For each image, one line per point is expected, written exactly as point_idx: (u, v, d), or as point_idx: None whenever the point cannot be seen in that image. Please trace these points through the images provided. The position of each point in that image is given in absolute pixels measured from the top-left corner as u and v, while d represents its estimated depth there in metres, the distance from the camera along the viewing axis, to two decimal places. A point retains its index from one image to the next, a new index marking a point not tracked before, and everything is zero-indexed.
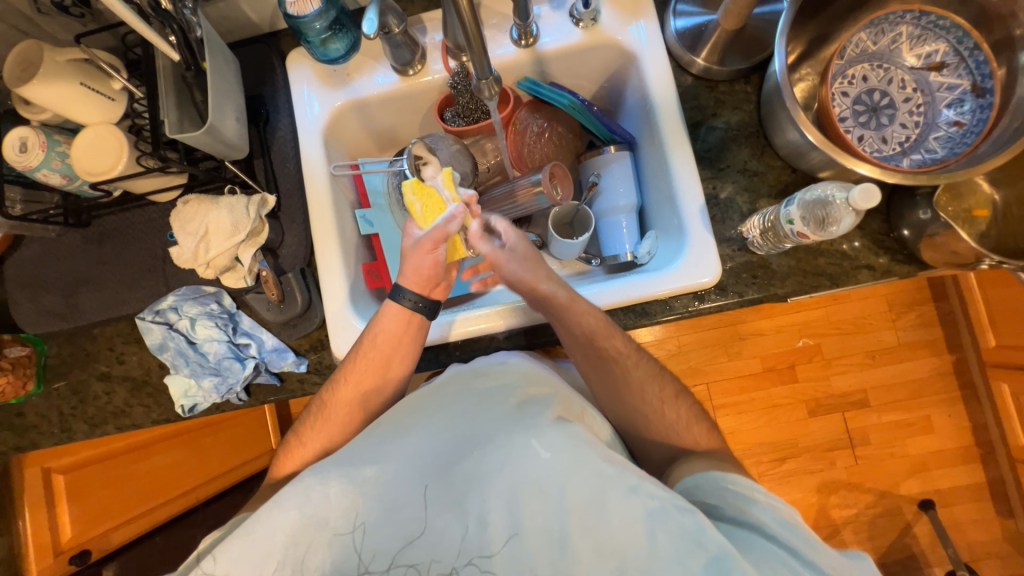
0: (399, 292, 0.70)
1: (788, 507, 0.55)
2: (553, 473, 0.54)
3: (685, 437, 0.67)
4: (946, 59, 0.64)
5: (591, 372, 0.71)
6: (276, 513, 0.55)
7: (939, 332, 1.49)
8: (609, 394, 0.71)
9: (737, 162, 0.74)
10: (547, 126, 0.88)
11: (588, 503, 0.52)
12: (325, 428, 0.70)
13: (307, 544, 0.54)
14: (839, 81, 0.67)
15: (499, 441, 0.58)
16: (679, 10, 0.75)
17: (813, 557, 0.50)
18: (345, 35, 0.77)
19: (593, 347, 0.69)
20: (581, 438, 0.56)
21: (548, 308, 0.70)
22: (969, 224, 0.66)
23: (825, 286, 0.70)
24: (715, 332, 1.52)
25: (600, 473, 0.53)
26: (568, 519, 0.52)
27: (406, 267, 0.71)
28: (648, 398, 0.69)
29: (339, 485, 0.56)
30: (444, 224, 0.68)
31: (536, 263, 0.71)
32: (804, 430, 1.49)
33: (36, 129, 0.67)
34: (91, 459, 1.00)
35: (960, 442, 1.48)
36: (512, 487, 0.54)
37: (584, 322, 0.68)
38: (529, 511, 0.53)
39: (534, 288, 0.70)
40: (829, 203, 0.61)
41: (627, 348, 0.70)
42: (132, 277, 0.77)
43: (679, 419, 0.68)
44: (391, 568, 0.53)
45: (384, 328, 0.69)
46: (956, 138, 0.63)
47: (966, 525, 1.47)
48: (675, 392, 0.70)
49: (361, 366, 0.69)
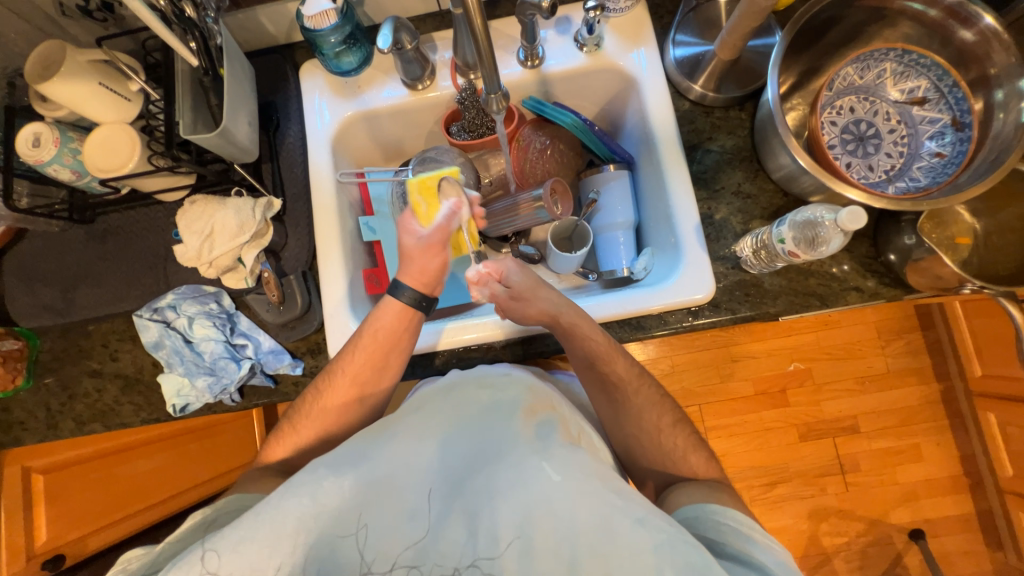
0: (400, 288, 0.71)
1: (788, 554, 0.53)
2: (563, 498, 0.54)
3: (682, 460, 0.68)
4: (927, 95, 0.68)
5: (597, 393, 0.72)
6: (288, 498, 0.53)
7: (927, 359, 1.51)
8: (613, 415, 0.72)
9: (732, 184, 0.77)
10: (549, 143, 0.91)
11: (596, 530, 0.51)
12: (321, 418, 0.70)
13: (314, 539, 0.52)
14: (828, 110, 0.71)
15: (509, 460, 0.59)
16: (678, 39, 0.79)
17: None
18: (359, 49, 0.80)
19: (597, 369, 0.70)
20: (590, 468, 0.57)
21: (556, 329, 0.71)
22: (952, 251, 0.69)
23: (815, 306, 0.72)
24: (708, 353, 1.53)
25: (608, 501, 0.53)
26: (576, 544, 0.51)
27: (410, 267, 0.71)
28: (646, 422, 0.70)
29: (352, 480, 0.55)
30: (447, 223, 0.69)
31: (534, 297, 0.70)
32: (795, 454, 1.49)
33: (51, 126, 0.68)
34: (71, 461, 0.98)
35: (949, 471, 1.49)
36: (523, 506, 0.54)
37: (589, 345, 0.69)
38: (539, 533, 0.52)
39: (542, 315, 0.70)
40: (818, 224, 0.63)
41: (627, 365, 0.71)
42: (134, 274, 0.78)
43: (678, 447, 0.69)
44: (391, 570, 0.52)
45: (383, 322, 0.70)
46: (938, 168, 0.66)
47: (956, 557, 1.46)
48: (675, 419, 0.71)
49: (359, 358, 0.69)
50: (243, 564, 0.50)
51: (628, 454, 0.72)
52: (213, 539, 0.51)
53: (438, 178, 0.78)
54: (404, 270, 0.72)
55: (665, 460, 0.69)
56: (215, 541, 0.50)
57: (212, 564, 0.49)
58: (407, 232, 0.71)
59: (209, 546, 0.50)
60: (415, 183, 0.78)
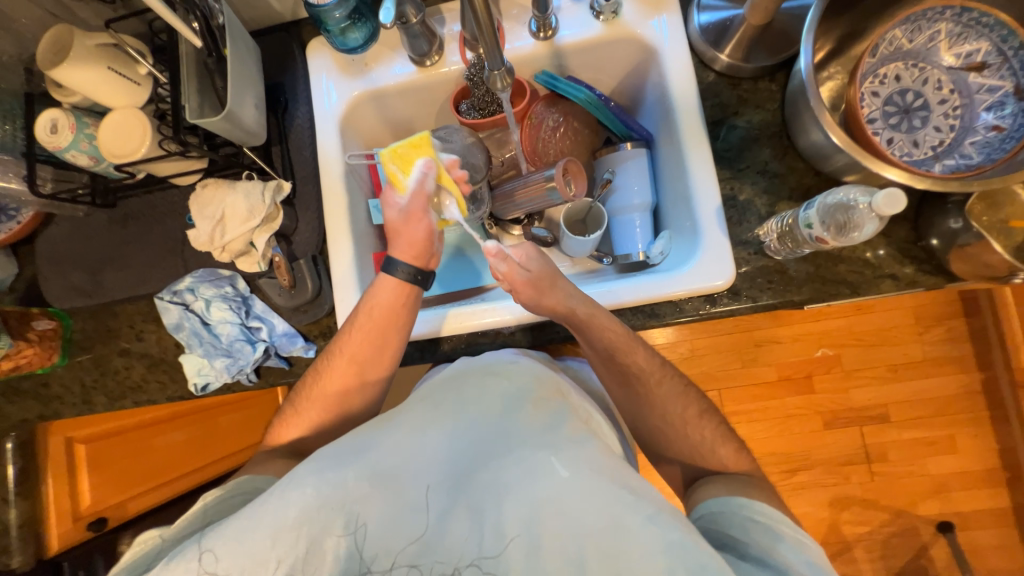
0: (395, 265, 0.72)
1: (817, 552, 0.52)
2: (570, 495, 0.53)
3: (709, 454, 0.67)
4: (988, 59, 0.60)
5: (616, 384, 0.72)
6: (289, 491, 0.55)
7: (969, 347, 1.42)
8: (631, 405, 0.71)
9: (758, 163, 0.71)
10: (563, 120, 0.87)
11: (605, 529, 0.50)
12: (324, 399, 0.72)
13: (314, 531, 0.53)
14: (870, 80, 0.64)
15: (517, 454, 0.58)
16: (703, 4, 0.73)
17: None
18: (364, 24, 0.77)
19: (615, 360, 0.69)
20: (599, 464, 0.55)
21: (572, 322, 0.69)
22: (1005, 237, 0.61)
23: (844, 295, 0.68)
24: (730, 337, 1.48)
25: (617, 498, 0.52)
26: (584, 542, 0.50)
27: (401, 242, 0.73)
28: (669, 412, 0.69)
29: (353, 472, 0.56)
30: (421, 186, 0.69)
31: (549, 286, 0.68)
32: (818, 442, 1.45)
33: (67, 111, 0.69)
34: (112, 432, 1.05)
35: (986, 464, 1.42)
36: (530, 503, 0.54)
37: (606, 336, 0.68)
38: (546, 529, 0.52)
39: (552, 308, 0.68)
40: (851, 208, 0.58)
41: (649, 359, 0.70)
42: (153, 257, 0.80)
43: (705, 439, 0.68)
44: (392, 568, 0.53)
45: (378, 298, 0.70)
46: (994, 143, 0.59)
47: (987, 552, 1.41)
48: (701, 411, 0.70)
49: (355, 336, 0.70)
50: (246, 558, 0.51)
51: (654, 442, 0.72)
52: (207, 540, 0.52)
53: (407, 145, 0.70)
54: (395, 245, 0.74)
55: (689, 450, 0.68)
56: (212, 542, 0.52)
57: (210, 563, 0.51)
58: (390, 205, 0.73)
59: (207, 546, 0.51)
60: (386, 153, 0.71)
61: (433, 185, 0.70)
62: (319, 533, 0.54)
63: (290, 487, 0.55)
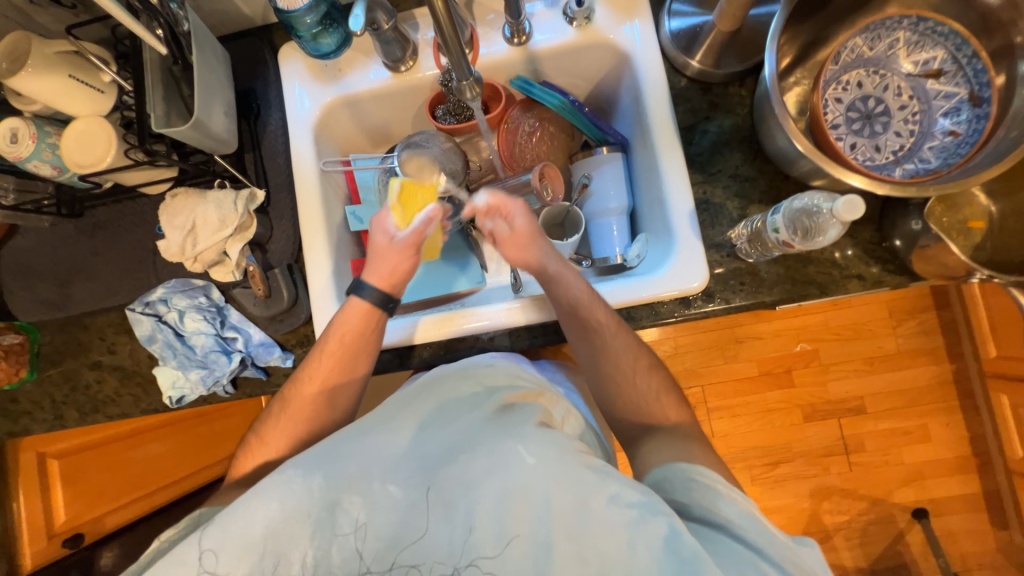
0: (365, 288, 0.71)
1: (751, 499, 0.54)
2: (538, 481, 0.54)
3: (655, 407, 0.68)
4: (944, 67, 0.62)
5: (575, 338, 0.70)
6: (254, 509, 0.54)
7: (940, 339, 1.47)
8: (588, 357, 0.69)
9: (729, 167, 0.73)
10: (538, 125, 0.88)
11: (572, 510, 0.52)
12: (289, 427, 0.71)
13: (282, 543, 0.54)
14: (833, 86, 0.66)
15: (484, 445, 0.58)
16: (674, 9, 0.74)
17: (770, 549, 0.49)
18: (336, 30, 0.76)
19: (579, 314, 0.68)
20: (565, 448, 0.56)
21: (540, 278, 0.70)
22: (964, 237, 0.65)
23: (813, 295, 0.70)
24: (711, 335, 1.51)
25: (583, 480, 0.53)
26: (551, 523, 0.52)
27: (378, 267, 0.71)
28: (621, 363, 0.68)
29: (323, 480, 0.56)
30: (422, 227, 0.70)
31: (530, 241, 0.70)
32: (798, 435, 1.49)
33: (28, 120, 0.67)
34: (89, 445, 1.02)
35: (957, 452, 1.47)
36: (499, 494, 0.54)
37: (570, 291, 0.68)
38: (515, 515, 0.53)
39: (528, 262, 0.70)
40: (816, 213, 0.59)
41: (611, 318, 0.68)
42: (123, 268, 0.78)
43: (651, 390, 0.68)
44: (391, 568, 0.54)
45: (346, 324, 0.70)
46: (950, 148, 0.61)
47: (959, 536, 1.46)
48: (651, 363, 0.69)
49: (325, 362, 0.70)
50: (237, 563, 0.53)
51: (606, 394, 0.70)
52: (207, 538, 0.53)
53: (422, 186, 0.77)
54: (370, 269, 0.72)
55: (637, 403, 0.68)
56: (212, 541, 0.53)
57: (210, 563, 0.52)
58: (382, 230, 0.73)
59: (207, 546, 0.52)
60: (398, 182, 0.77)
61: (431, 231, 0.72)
62: (288, 543, 0.54)
63: (251, 503, 0.54)
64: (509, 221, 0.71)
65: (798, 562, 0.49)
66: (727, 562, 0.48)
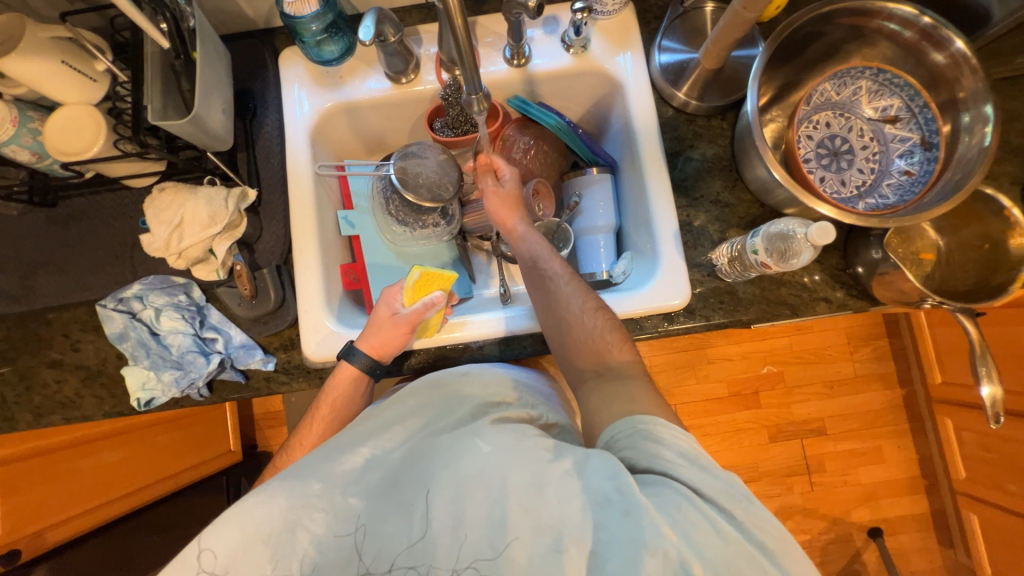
0: (355, 354, 0.70)
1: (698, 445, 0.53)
2: (496, 467, 0.52)
3: (601, 342, 0.63)
4: (900, 114, 0.70)
5: (532, 292, 0.70)
6: (218, 533, 0.50)
7: (891, 365, 1.57)
8: (542, 307, 0.68)
9: (711, 193, 0.78)
10: (533, 143, 0.91)
11: (527, 484, 0.50)
12: None
13: (242, 569, 0.49)
14: (805, 125, 0.73)
15: (445, 446, 0.57)
16: (663, 45, 0.79)
17: (713, 494, 0.47)
18: (341, 38, 0.78)
19: (538, 267, 0.71)
20: (523, 434, 0.56)
21: (510, 237, 0.76)
22: (916, 266, 0.72)
23: (785, 315, 0.74)
24: (683, 354, 1.57)
25: (538, 458, 0.52)
26: (507, 502, 0.49)
27: (372, 336, 0.71)
28: (569, 303, 0.66)
29: (285, 502, 0.52)
30: (423, 309, 0.71)
31: (514, 206, 0.76)
32: (764, 455, 1.54)
33: (9, 104, 0.65)
34: (35, 452, 0.93)
35: (907, 473, 1.55)
36: (458, 484, 0.52)
37: (532, 245, 0.73)
38: (472, 503, 0.50)
39: (503, 221, 0.76)
40: (790, 237, 0.65)
41: (568, 269, 0.70)
42: (98, 261, 0.75)
43: (598, 327, 0.64)
44: (392, 569, 0.50)
45: (337, 387, 0.71)
46: (906, 186, 0.68)
47: (910, 554, 1.53)
48: (598, 305, 0.67)
49: (315, 429, 0.71)
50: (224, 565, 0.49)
51: (559, 341, 0.66)
52: (207, 538, 0.50)
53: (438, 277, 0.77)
54: (363, 334, 0.71)
55: (586, 338, 0.64)
56: (210, 540, 0.50)
57: (209, 563, 0.49)
58: (386, 303, 0.72)
59: (206, 545, 0.49)
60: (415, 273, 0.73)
61: (434, 314, 0.72)
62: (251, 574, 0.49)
63: (215, 526, 0.50)
64: (500, 183, 0.79)
65: (734, 492, 0.48)
66: (668, 506, 0.45)
